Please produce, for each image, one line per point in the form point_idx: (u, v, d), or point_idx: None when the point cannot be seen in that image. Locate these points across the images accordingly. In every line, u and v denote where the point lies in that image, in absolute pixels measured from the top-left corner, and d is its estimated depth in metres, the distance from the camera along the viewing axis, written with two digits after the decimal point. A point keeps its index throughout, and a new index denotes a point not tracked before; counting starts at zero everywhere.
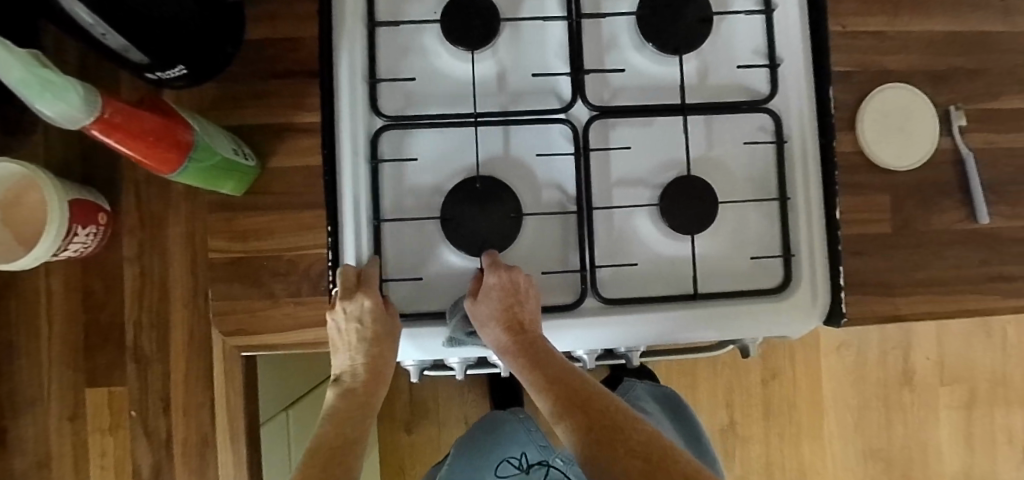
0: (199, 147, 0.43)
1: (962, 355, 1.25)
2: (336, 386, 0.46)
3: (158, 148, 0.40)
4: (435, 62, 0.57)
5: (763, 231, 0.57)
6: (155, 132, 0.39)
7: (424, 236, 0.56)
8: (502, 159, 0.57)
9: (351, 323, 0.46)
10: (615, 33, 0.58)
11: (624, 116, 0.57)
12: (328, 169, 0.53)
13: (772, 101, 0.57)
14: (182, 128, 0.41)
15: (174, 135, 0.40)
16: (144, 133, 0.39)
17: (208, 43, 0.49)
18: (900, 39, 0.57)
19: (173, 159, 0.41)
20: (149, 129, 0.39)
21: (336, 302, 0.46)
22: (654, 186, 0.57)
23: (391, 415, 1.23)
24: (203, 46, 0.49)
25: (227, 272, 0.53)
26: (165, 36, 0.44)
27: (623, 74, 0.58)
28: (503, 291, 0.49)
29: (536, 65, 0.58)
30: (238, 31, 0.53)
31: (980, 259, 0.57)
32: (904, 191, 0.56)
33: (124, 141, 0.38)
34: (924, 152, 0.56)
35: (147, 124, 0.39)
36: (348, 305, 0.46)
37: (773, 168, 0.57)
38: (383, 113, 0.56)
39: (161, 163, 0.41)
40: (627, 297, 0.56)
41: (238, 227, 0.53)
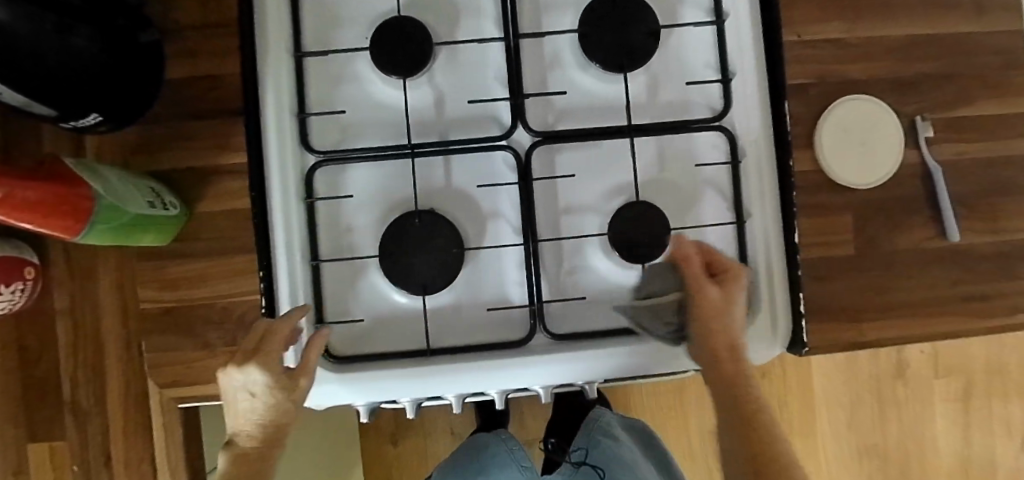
0: (104, 209, 0.41)
1: (955, 346, 1.22)
2: (225, 451, 0.37)
3: (54, 214, 0.38)
4: (368, 92, 0.54)
5: (720, 256, 0.54)
6: (49, 202, 0.37)
7: (363, 277, 0.54)
8: (442, 191, 0.54)
9: (244, 393, 0.38)
10: (557, 52, 0.55)
11: (568, 141, 0.54)
12: (257, 212, 0.51)
13: (723, 118, 0.54)
14: (82, 191, 0.39)
15: (71, 197, 0.38)
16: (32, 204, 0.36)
17: (125, 89, 0.47)
18: (860, 47, 0.54)
19: (71, 227, 0.39)
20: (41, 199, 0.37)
21: (221, 371, 0.37)
22: (602, 213, 0.55)
23: (377, 429, 1.22)
24: (118, 92, 0.46)
25: (160, 322, 0.52)
26: (69, 88, 0.41)
27: (566, 96, 0.55)
28: (702, 255, 0.46)
29: (474, 90, 0.55)
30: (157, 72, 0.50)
31: (951, 278, 0.54)
32: (868, 209, 0.53)
33: (13, 215, 0.35)
34: (891, 169, 0.53)
35: (36, 197, 0.36)
36: (237, 373, 0.37)
37: (729, 190, 0.54)
38: (315, 149, 0.53)
39: (61, 232, 0.39)
40: (576, 332, 0.53)
41: (169, 276, 0.52)
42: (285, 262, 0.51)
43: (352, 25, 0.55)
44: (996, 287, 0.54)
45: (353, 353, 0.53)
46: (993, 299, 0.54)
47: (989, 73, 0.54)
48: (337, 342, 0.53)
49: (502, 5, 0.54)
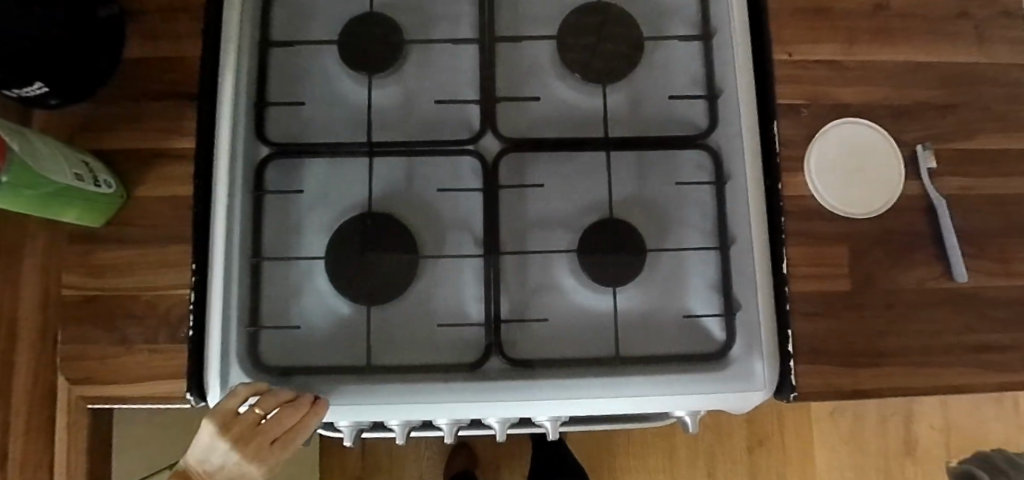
0: (21, 169, 0.36)
1: (974, 429, 1.08)
2: None
3: None
4: (335, 87, 0.52)
5: (698, 284, 0.49)
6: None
7: (308, 281, 0.49)
8: (402, 194, 0.50)
9: None
10: (535, 57, 0.52)
11: (538, 150, 0.50)
12: (200, 201, 0.48)
13: (710, 136, 0.50)
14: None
15: None
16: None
17: (78, 67, 0.45)
18: (856, 71, 0.50)
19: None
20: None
21: None
22: (573, 230, 0.50)
23: (340, 473, 1.07)
24: (74, 65, 0.44)
25: (78, 310, 0.47)
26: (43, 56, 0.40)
27: (540, 103, 0.51)
28: None
29: (443, 92, 0.52)
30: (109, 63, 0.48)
31: (962, 325, 0.48)
32: (866, 241, 0.48)
33: None
34: (854, 207, 0.48)
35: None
36: None
37: (711, 210, 0.50)
38: (271, 139, 0.50)
39: None
40: (536, 357, 0.48)
41: (93, 261, 0.48)
42: (217, 253, 0.46)
43: (324, 21, 0.53)
44: (1012, 338, 0.48)
45: (286, 364, 0.48)
46: (1007, 351, 0.48)
47: (994, 107, 0.51)
48: (271, 351, 0.48)
49: (479, 7, 0.52)
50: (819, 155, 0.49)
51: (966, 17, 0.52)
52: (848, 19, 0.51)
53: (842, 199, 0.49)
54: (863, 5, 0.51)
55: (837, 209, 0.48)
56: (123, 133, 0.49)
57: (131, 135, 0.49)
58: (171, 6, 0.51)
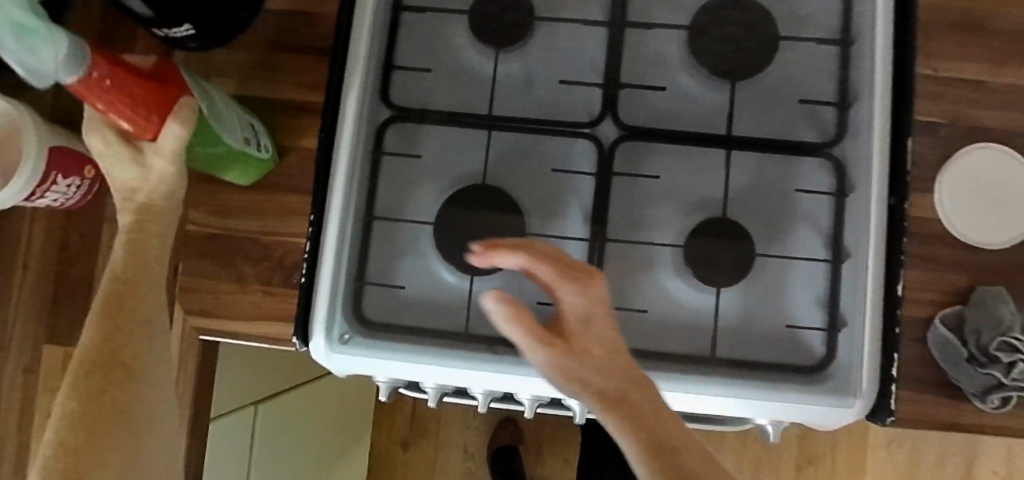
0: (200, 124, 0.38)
1: None
2: None
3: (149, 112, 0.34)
4: (459, 57, 0.52)
5: (805, 296, 0.48)
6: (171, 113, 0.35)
7: (414, 245, 0.50)
8: (513, 170, 0.50)
9: None
10: (662, 45, 0.51)
11: (655, 141, 0.49)
12: (322, 154, 0.48)
13: (837, 147, 0.49)
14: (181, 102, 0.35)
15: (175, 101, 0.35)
16: (149, 113, 0.34)
17: (220, 11, 0.46)
18: (1005, 94, 0.48)
19: (166, 146, 0.36)
20: (149, 83, 0.33)
21: None
22: (682, 223, 0.49)
23: (389, 427, 1.11)
24: (216, 10, 0.46)
25: (198, 245, 0.50)
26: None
27: (663, 93, 0.50)
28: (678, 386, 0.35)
29: (567, 72, 0.51)
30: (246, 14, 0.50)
31: None
32: (989, 274, 0.46)
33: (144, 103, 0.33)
34: (979, 235, 0.46)
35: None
36: None
37: (828, 222, 0.49)
38: (394, 102, 0.51)
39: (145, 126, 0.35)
40: (629, 347, 0.48)
41: (217, 200, 0.50)
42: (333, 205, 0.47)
43: None
44: None
45: (386, 320, 0.49)
46: None
47: None
48: (372, 306, 0.49)
49: None
50: (942, 182, 0.47)
51: None
52: (1003, 38, 0.48)
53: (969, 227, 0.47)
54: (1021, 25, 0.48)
55: (963, 236, 0.46)
56: (257, 81, 0.51)
57: (264, 83, 0.51)
58: None
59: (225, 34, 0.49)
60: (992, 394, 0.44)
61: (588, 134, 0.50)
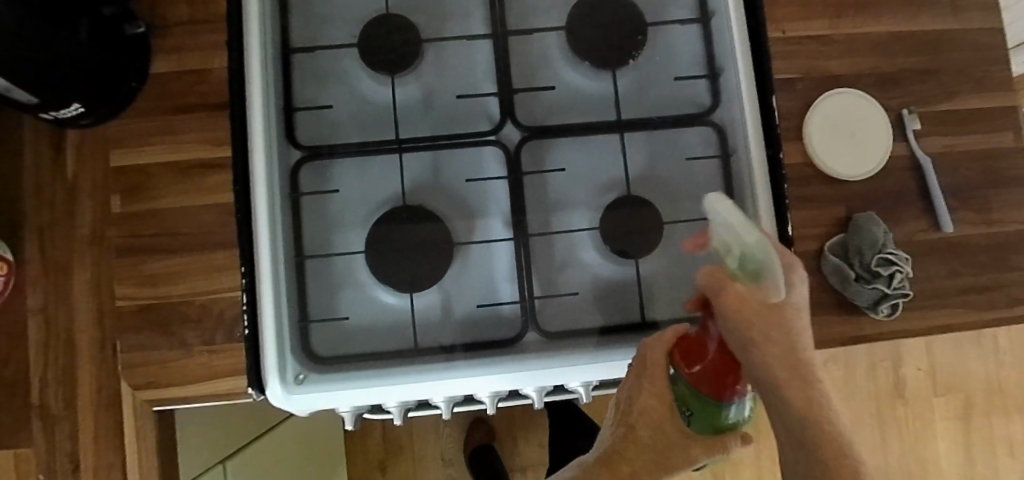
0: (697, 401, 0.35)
1: (956, 366, 1.15)
2: None
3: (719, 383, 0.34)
4: (357, 90, 0.54)
5: (712, 251, 0.53)
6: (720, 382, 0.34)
7: (349, 276, 0.52)
8: (430, 187, 0.53)
9: None
10: (545, 47, 0.55)
11: (555, 137, 0.53)
12: (241, 206, 0.50)
13: (715, 114, 0.54)
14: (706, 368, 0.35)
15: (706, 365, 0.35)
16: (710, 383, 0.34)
17: (106, 84, 0.47)
18: (846, 43, 0.54)
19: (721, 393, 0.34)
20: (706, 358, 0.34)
21: None
22: (593, 208, 0.53)
23: (364, 452, 1.12)
24: (102, 84, 0.46)
25: (133, 319, 0.50)
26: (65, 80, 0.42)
27: (554, 91, 0.54)
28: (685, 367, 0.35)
29: (462, 86, 0.54)
30: (136, 81, 0.50)
31: (948, 271, 0.53)
32: (862, 201, 0.53)
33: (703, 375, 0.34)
34: (838, 167, 0.52)
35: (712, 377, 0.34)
36: None
37: (719, 181, 0.54)
38: (302, 143, 0.53)
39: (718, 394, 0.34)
40: (567, 329, 0.51)
41: (145, 271, 0.50)
42: (260, 254, 0.48)
43: (340, 25, 0.55)
44: (991, 280, 0.53)
45: (337, 354, 0.51)
46: (988, 292, 0.53)
47: (970, 69, 0.55)
48: (320, 343, 0.51)
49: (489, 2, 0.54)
50: (807, 122, 0.53)
51: None
52: None
53: (829, 160, 0.53)
54: None
55: (822, 167, 0.52)
56: (161, 145, 0.51)
57: (168, 147, 0.51)
58: (194, 20, 0.52)
59: (116, 105, 0.50)
60: (879, 306, 0.50)
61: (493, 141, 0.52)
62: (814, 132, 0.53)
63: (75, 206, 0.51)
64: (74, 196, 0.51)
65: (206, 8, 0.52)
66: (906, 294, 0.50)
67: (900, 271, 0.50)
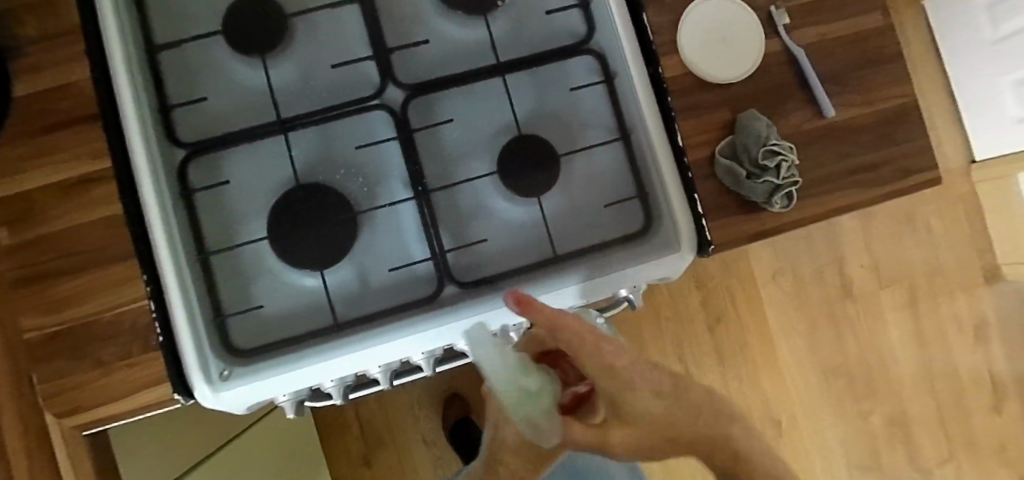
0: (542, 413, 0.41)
1: (896, 258, 1.20)
2: None
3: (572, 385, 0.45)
4: (232, 77, 0.53)
5: (612, 176, 0.54)
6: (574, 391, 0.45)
7: (258, 265, 0.52)
8: (323, 162, 0.53)
9: None
10: (413, 3, 0.54)
11: (439, 91, 0.53)
12: (130, 213, 0.49)
13: (592, 40, 0.54)
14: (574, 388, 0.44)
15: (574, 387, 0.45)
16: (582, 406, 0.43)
17: None
18: None
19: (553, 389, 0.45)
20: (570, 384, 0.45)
21: None
22: (489, 154, 0.54)
23: (345, 453, 1.12)
24: None
25: (44, 348, 0.49)
26: None
27: (430, 45, 0.54)
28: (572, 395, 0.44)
29: (337, 56, 0.53)
30: None
31: (839, 154, 0.55)
32: (745, 99, 0.54)
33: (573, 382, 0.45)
34: (711, 69, 0.54)
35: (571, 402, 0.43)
36: None
37: (608, 106, 0.55)
38: (184, 141, 0.51)
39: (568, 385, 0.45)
40: (483, 277, 0.52)
41: (46, 297, 0.49)
42: (159, 258, 0.48)
43: (202, 14, 0.53)
44: (882, 156, 0.55)
45: (259, 343, 0.51)
46: (881, 168, 0.55)
47: None
48: (241, 336, 0.51)
49: None
50: (681, 28, 0.54)
51: None
52: None
53: (704, 62, 0.54)
54: None
55: (696, 70, 0.53)
56: (39, 169, 0.50)
57: (46, 169, 0.49)
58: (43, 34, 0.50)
59: None
60: (771, 198, 0.52)
61: (378, 104, 0.52)
62: (686, 39, 0.54)
63: None
64: None
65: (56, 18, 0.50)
66: (796, 180, 0.52)
67: (786, 160, 0.51)
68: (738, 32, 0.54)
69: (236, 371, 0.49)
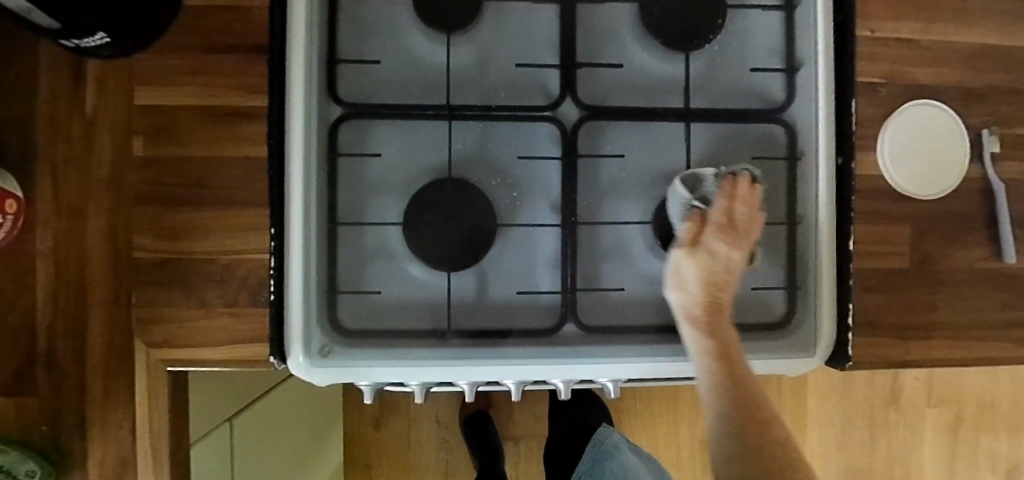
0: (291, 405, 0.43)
1: (951, 379, 1.16)
2: None
3: None
4: (408, 45, 0.49)
5: (765, 257, 0.51)
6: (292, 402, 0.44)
7: (384, 247, 0.49)
8: (477, 161, 0.49)
9: None
10: (613, 21, 0.50)
11: (615, 121, 0.49)
12: (275, 160, 0.46)
13: (788, 112, 0.50)
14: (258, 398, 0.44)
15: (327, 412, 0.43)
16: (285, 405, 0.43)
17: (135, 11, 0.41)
18: (935, 51, 0.50)
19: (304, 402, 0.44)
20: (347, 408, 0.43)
21: None
22: (646, 200, 0.50)
23: (358, 411, 1.11)
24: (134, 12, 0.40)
25: (151, 272, 0.47)
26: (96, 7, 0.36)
27: (620, 69, 0.50)
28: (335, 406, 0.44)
29: (521, 54, 0.50)
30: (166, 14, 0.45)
31: (1004, 303, 0.51)
32: (929, 220, 0.50)
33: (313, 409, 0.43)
34: (900, 176, 0.50)
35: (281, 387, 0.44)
36: None
37: (782, 185, 0.51)
38: (343, 99, 0.48)
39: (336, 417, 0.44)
40: (606, 325, 0.49)
41: (166, 222, 0.47)
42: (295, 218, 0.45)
43: None
44: None
45: (364, 327, 0.48)
46: None
47: None
48: (348, 315, 0.48)
49: None
50: (886, 122, 0.50)
51: None
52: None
53: (896, 167, 0.50)
54: None
55: (883, 172, 0.50)
56: (191, 86, 0.46)
57: (199, 87, 0.46)
58: None
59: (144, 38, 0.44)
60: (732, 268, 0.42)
61: (551, 117, 0.49)
62: (887, 135, 0.50)
63: (93, 143, 0.46)
64: (90, 130, 0.46)
65: None
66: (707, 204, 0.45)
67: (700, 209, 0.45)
68: (943, 146, 0.50)
69: (336, 350, 0.47)
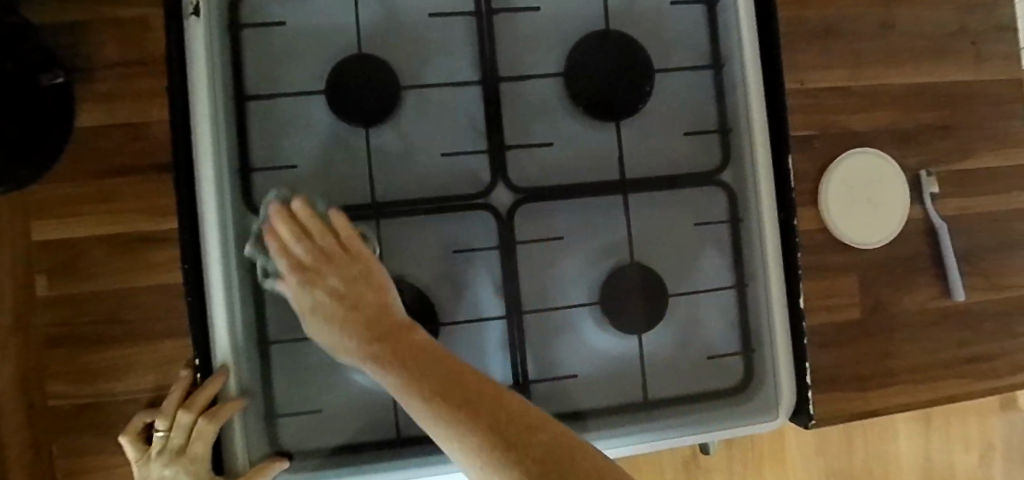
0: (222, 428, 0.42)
1: None
2: None
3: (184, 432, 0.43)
4: (328, 144, 0.47)
5: (717, 323, 0.50)
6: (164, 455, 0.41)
7: (324, 360, 0.46)
8: (413, 257, 0.47)
9: None
10: (539, 97, 0.48)
11: (551, 201, 0.47)
12: (191, 286, 0.43)
13: (726, 173, 0.49)
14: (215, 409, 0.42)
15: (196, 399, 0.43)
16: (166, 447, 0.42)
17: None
18: (866, 95, 0.51)
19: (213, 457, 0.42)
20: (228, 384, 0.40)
21: None
22: (592, 278, 0.48)
23: None
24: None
25: (68, 421, 0.44)
26: None
27: (552, 147, 0.48)
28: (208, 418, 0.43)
29: (448, 141, 0.47)
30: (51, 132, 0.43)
31: (959, 341, 0.52)
32: (879, 268, 0.50)
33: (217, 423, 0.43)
34: (843, 228, 0.49)
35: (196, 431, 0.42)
36: None
37: (729, 247, 0.50)
38: (264, 209, 0.46)
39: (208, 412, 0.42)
40: (564, 413, 0.47)
41: (80, 366, 0.44)
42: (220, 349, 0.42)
43: (303, 64, 0.46)
44: (1001, 347, 0.53)
45: (312, 446, 0.46)
46: (997, 360, 0.53)
47: (991, 128, 0.54)
48: (293, 436, 0.46)
49: (479, 45, 0.47)
50: (826, 175, 0.49)
51: (964, 33, 0.53)
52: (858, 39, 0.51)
53: (838, 219, 0.49)
54: (870, 26, 0.51)
55: (828, 224, 0.49)
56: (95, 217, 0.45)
57: (103, 215, 0.45)
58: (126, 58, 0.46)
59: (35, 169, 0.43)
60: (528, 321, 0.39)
61: (485, 204, 0.47)
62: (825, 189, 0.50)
63: None
64: None
65: (138, 47, 0.46)
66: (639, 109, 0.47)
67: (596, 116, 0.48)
68: (884, 195, 0.50)
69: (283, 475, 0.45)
